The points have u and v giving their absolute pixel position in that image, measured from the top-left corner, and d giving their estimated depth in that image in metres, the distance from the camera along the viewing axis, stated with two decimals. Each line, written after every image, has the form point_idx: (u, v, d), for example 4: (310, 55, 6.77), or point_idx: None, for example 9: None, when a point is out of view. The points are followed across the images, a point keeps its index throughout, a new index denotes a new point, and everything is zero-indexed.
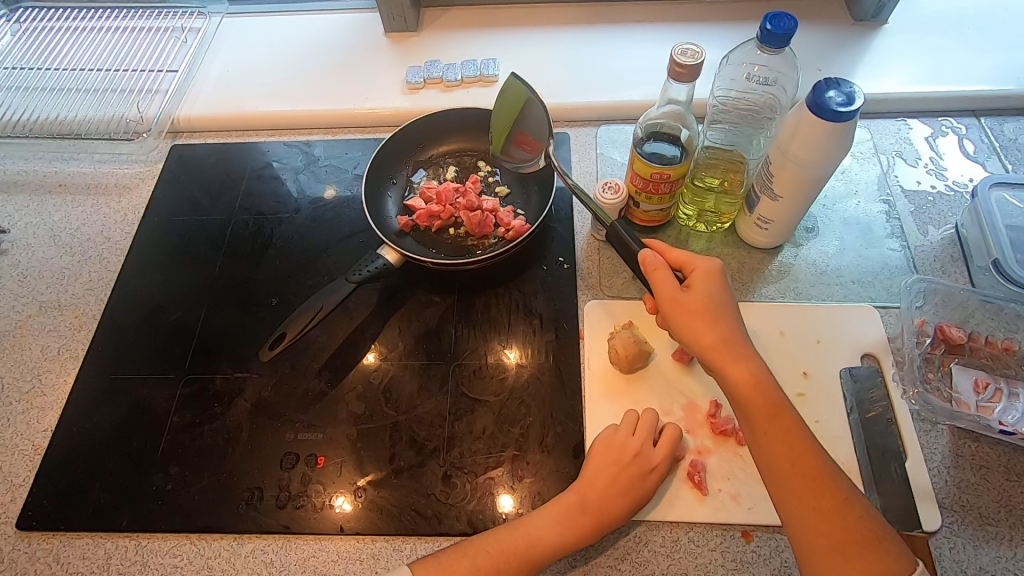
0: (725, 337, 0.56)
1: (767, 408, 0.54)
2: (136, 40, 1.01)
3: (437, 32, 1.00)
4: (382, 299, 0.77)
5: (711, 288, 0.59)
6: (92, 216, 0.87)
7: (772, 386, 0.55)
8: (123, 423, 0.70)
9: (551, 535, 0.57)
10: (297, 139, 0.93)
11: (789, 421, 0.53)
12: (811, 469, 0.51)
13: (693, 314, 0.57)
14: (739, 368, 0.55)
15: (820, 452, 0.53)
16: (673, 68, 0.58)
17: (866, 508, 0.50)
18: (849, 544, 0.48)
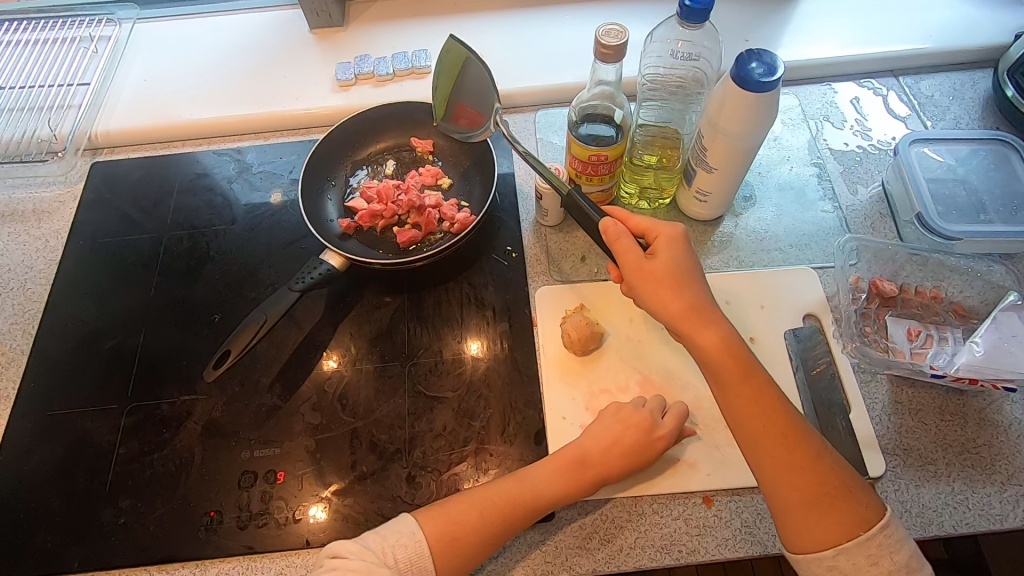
0: (692, 304, 0.57)
1: (739, 372, 0.55)
2: (39, 53, 0.94)
3: (365, 26, 0.97)
4: (331, 304, 0.75)
5: (674, 254, 0.59)
6: (9, 245, 0.82)
7: (741, 347, 0.56)
8: (63, 460, 0.67)
9: (551, 489, 0.58)
10: (227, 147, 0.89)
11: (761, 383, 0.55)
12: (784, 428, 0.53)
13: (662, 282, 0.58)
14: (710, 334, 0.56)
15: (792, 409, 0.55)
16: (600, 50, 0.58)
17: (835, 459, 0.53)
18: (821, 495, 0.51)
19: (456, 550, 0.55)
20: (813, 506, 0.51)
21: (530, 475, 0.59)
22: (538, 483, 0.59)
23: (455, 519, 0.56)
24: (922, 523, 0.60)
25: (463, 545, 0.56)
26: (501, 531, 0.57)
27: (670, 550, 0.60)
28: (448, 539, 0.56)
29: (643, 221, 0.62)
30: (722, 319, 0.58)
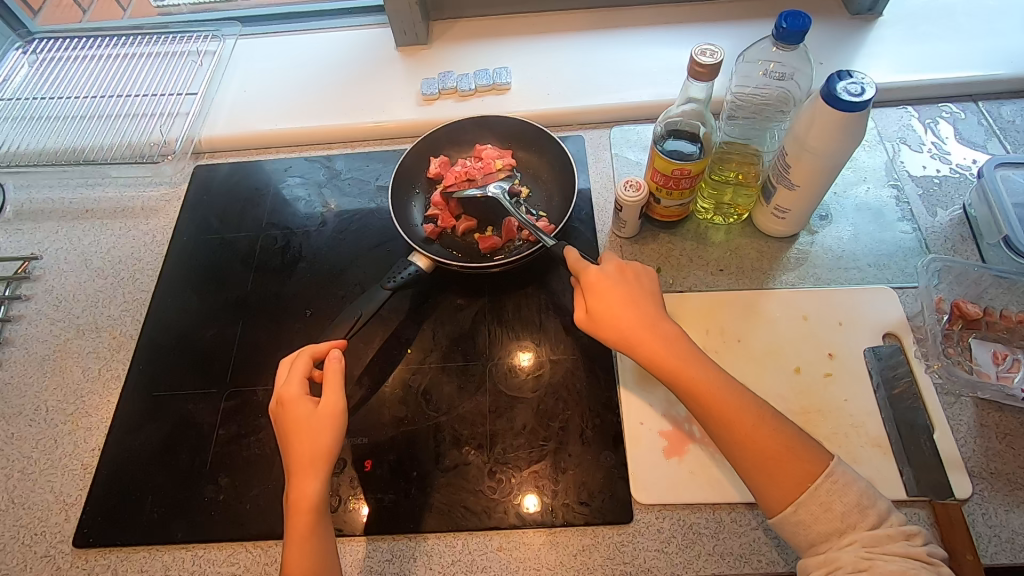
0: (639, 321, 0.58)
1: (680, 365, 0.56)
2: (153, 66, 1.03)
3: (448, 44, 1.03)
4: (414, 305, 0.79)
5: (618, 277, 0.61)
6: (121, 239, 0.89)
7: (683, 340, 0.58)
8: (168, 438, 0.72)
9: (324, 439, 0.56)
10: (318, 154, 0.95)
11: (712, 375, 0.55)
12: (734, 408, 0.53)
13: (611, 298, 0.60)
14: (647, 335, 0.58)
15: (731, 381, 0.55)
16: (694, 68, 0.61)
17: (784, 423, 0.53)
18: (779, 458, 0.51)
19: (307, 530, 0.54)
20: (770, 466, 0.51)
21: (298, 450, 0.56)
22: (303, 419, 0.57)
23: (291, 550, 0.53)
24: (1013, 549, 0.59)
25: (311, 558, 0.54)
26: (323, 540, 0.55)
27: (750, 559, 0.60)
28: (296, 538, 0.54)
29: (575, 250, 0.65)
30: (665, 317, 0.60)
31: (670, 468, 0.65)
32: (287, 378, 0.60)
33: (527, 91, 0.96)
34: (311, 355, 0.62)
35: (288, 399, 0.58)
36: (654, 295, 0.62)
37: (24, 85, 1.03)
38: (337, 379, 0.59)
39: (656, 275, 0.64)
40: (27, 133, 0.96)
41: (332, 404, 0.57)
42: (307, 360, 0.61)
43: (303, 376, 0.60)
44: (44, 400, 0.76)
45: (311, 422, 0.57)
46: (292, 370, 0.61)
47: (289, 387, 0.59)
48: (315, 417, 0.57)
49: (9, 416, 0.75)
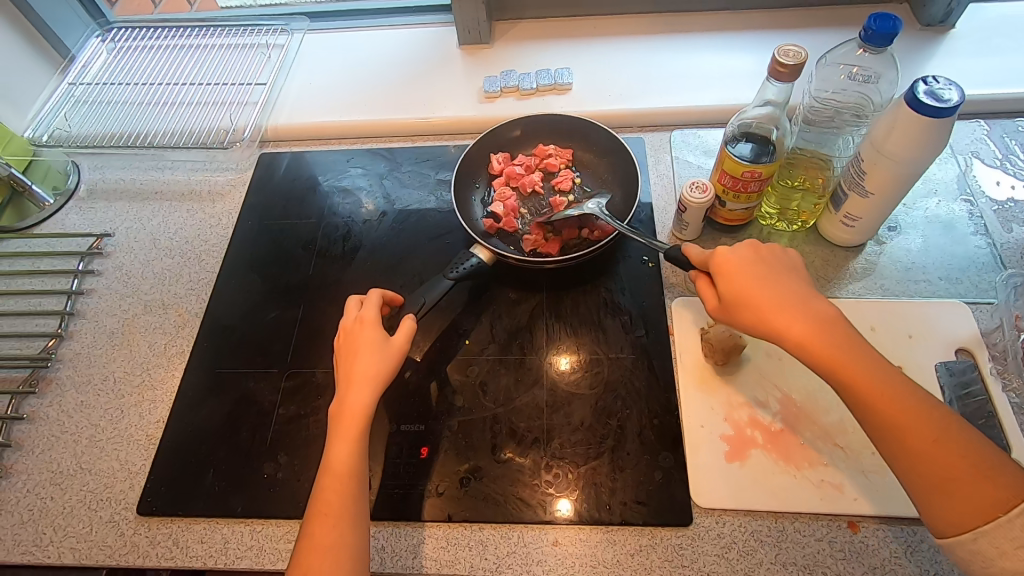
0: (808, 321, 0.52)
1: (840, 361, 0.51)
2: (226, 58, 1.07)
3: (510, 44, 1.05)
4: (472, 296, 0.79)
5: (786, 277, 0.56)
6: (188, 221, 0.92)
7: (847, 330, 0.52)
8: (230, 414, 0.73)
9: (368, 393, 0.56)
10: (380, 147, 0.97)
11: (880, 375, 0.50)
12: (915, 418, 0.48)
13: (755, 282, 0.55)
14: (800, 323, 0.52)
15: (900, 376, 0.51)
16: (775, 68, 0.60)
17: (967, 434, 0.48)
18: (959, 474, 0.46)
19: (343, 483, 0.54)
20: (945, 487, 0.47)
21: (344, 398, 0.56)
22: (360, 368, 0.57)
23: (327, 488, 0.54)
24: None
25: (346, 502, 0.53)
26: (358, 493, 0.54)
27: (813, 571, 0.59)
28: (331, 483, 0.54)
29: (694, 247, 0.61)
30: (820, 302, 0.54)
31: (731, 472, 0.64)
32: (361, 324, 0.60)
33: (588, 92, 0.97)
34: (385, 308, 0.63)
35: (363, 323, 0.60)
36: (797, 275, 0.56)
37: (102, 70, 1.07)
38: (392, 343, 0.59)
39: (795, 253, 0.59)
40: (104, 116, 1.00)
41: (387, 364, 0.58)
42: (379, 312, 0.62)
43: (375, 325, 0.60)
44: (112, 371, 0.78)
45: (365, 372, 0.57)
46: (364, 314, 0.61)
47: (362, 328, 0.60)
48: (368, 371, 0.57)
49: (79, 385, 0.78)
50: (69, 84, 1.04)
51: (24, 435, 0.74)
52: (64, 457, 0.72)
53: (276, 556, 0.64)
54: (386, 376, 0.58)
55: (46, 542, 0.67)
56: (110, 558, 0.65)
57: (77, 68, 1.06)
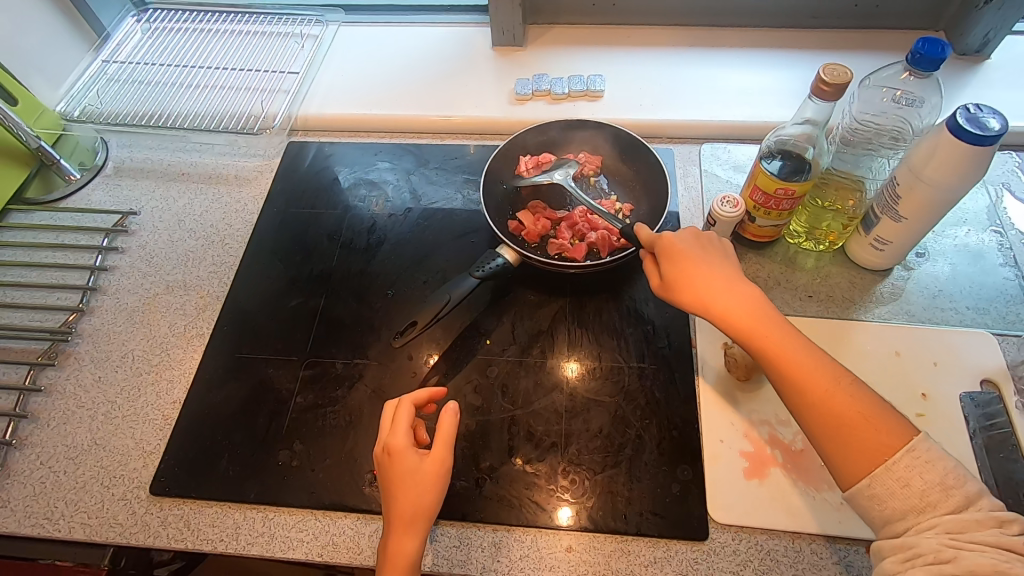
0: (736, 294, 0.56)
1: (754, 327, 0.54)
2: (259, 45, 1.07)
3: (543, 48, 1.05)
4: (495, 297, 0.79)
5: (688, 249, 0.59)
6: (214, 204, 0.92)
7: (765, 302, 0.55)
8: (247, 399, 0.73)
9: (433, 489, 0.55)
10: (408, 142, 0.97)
11: (799, 347, 0.52)
12: (817, 375, 0.51)
13: (685, 259, 0.59)
14: (725, 295, 0.56)
15: (810, 343, 0.53)
16: (818, 85, 0.60)
17: (869, 395, 0.50)
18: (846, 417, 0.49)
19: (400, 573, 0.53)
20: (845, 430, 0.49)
21: (408, 489, 0.55)
22: (410, 475, 0.55)
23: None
24: None
25: None
26: None
27: None
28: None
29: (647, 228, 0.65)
30: (741, 278, 0.57)
31: (749, 490, 0.63)
32: (392, 429, 0.57)
33: (619, 101, 0.97)
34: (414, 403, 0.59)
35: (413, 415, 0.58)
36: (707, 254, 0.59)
37: (136, 50, 1.07)
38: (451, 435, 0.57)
39: (728, 240, 0.62)
40: (136, 95, 1.01)
41: (441, 458, 0.56)
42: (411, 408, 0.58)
43: (407, 427, 0.57)
44: (131, 349, 0.78)
45: (420, 479, 0.55)
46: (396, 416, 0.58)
47: (395, 436, 0.57)
48: (419, 477, 0.55)
49: (97, 361, 0.78)
50: (103, 61, 1.04)
51: (40, 407, 0.74)
52: (78, 432, 0.72)
53: (287, 544, 0.64)
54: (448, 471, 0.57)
55: (56, 516, 0.67)
56: (120, 536, 0.65)
57: (111, 46, 1.06)
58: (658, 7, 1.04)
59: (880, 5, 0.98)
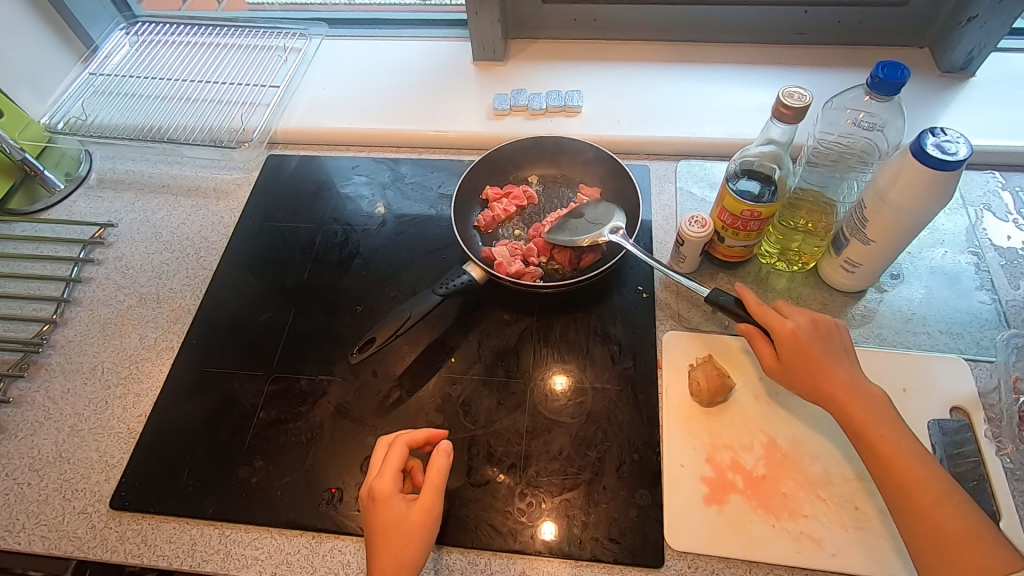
0: (853, 387, 0.57)
1: (869, 422, 0.55)
2: (244, 59, 1.09)
3: (524, 63, 1.05)
4: (462, 313, 0.79)
5: (831, 337, 0.60)
6: (192, 216, 0.93)
7: (886, 403, 0.56)
8: (212, 414, 0.74)
9: (416, 538, 0.55)
10: (385, 156, 0.98)
11: (902, 442, 0.54)
12: (929, 489, 0.51)
13: (807, 347, 0.60)
14: (840, 386, 0.57)
15: (921, 448, 0.54)
16: (779, 109, 0.60)
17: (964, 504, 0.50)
18: (954, 537, 0.48)
19: None
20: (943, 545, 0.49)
21: (392, 536, 0.55)
22: (396, 522, 0.56)
23: None
24: None
25: None
26: None
27: None
28: None
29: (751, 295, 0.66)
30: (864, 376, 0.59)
31: (707, 516, 0.62)
32: (380, 472, 0.59)
33: (597, 116, 0.96)
34: (407, 444, 0.60)
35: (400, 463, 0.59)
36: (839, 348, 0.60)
37: (123, 63, 1.09)
38: (437, 483, 0.58)
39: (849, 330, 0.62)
40: (119, 107, 1.02)
41: (427, 505, 0.57)
42: (402, 449, 0.59)
43: (395, 472, 0.58)
44: (101, 361, 0.79)
45: (406, 527, 0.55)
46: (387, 458, 0.60)
47: (381, 481, 0.58)
48: (405, 524, 0.56)
49: (67, 373, 0.78)
50: (89, 74, 1.06)
51: (9, 418, 0.75)
52: (44, 443, 0.73)
53: (242, 562, 0.64)
54: (435, 517, 0.57)
55: (17, 528, 0.67)
56: (79, 550, 0.65)
57: (99, 59, 1.07)
58: (639, 22, 1.03)
59: (862, 20, 0.97)
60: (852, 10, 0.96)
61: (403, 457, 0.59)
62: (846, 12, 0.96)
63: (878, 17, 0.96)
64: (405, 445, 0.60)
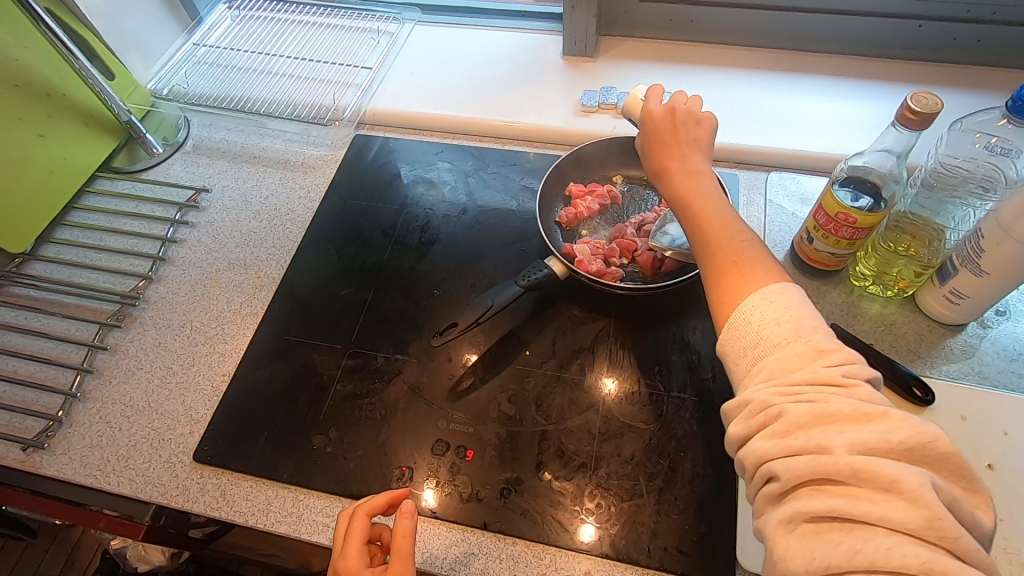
0: (693, 177, 0.58)
1: (700, 214, 0.56)
2: (336, 39, 1.11)
3: (615, 61, 1.04)
4: (539, 307, 0.79)
5: (651, 144, 0.61)
6: (280, 188, 0.96)
7: (705, 187, 0.58)
8: (292, 381, 0.76)
9: None
10: (470, 144, 0.98)
11: (712, 217, 0.56)
12: (729, 249, 0.53)
13: (666, 140, 0.61)
14: (683, 183, 0.58)
15: (730, 212, 0.56)
16: (903, 113, 0.56)
17: (755, 249, 0.53)
18: (739, 314, 0.49)
19: None
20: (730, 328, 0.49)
21: None
22: None
23: None
24: None
25: None
26: None
27: None
28: None
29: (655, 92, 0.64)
30: (695, 158, 0.60)
31: None
32: (344, 551, 0.55)
33: None
34: (368, 515, 0.57)
35: (359, 541, 0.56)
36: (710, 170, 0.60)
37: (224, 35, 1.12)
38: (404, 549, 0.54)
39: (708, 123, 0.61)
40: (218, 77, 1.05)
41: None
42: (364, 520, 0.57)
43: (359, 547, 0.55)
44: (190, 320, 0.83)
45: None
46: (349, 533, 0.56)
47: (346, 561, 0.54)
48: None
49: (159, 328, 0.82)
50: (193, 43, 1.09)
51: (104, 365, 0.79)
52: (135, 392, 0.77)
53: (313, 528, 0.66)
54: None
55: (107, 469, 0.71)
56: (161, 496, 0.69)
57: (202, 30, 1.11)
58: (739, 27, 1.01)
59: (981, 39, 0.92)
60: (972, 27, 0.91)
61: (362, 532, 0.56)
62: (964, 29, 0.91)
63: (1000, 36, 0.91)
64: (364, 517, 0.57)
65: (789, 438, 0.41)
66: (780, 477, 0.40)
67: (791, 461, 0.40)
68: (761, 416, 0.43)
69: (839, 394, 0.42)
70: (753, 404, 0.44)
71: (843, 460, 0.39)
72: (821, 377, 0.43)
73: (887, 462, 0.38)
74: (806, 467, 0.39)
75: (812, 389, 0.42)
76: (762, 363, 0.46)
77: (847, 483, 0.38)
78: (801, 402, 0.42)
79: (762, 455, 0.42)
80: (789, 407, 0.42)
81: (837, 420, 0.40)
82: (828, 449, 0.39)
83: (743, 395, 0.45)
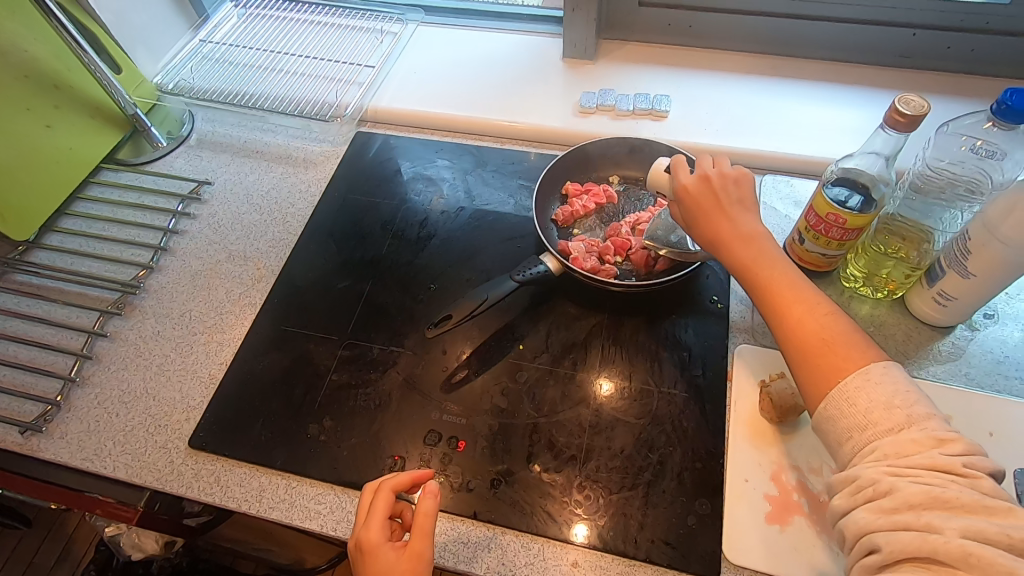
0: (751, 244, 0.60)
1: (769, 285, 0.57)
2: (341, 38, 1.13)
3: (613, 64, 1.06)
4: (534, 303, 0.80)
5: (700, 213, 0.63)
6: (282, 183, 0.97)
7: (765, 253, 0.59)
8: (288, 370, 0.77)
9: None
10: (469, 142, 1.00)
11: (785, 288, 0.57)
12: (811, 322, 0.54)
13: (713, 208, 0.62)
14: (743, 252, 0.60)
15: (798, 277, 0.57)
16: (892, 115, 0.57)
17: (841, 323, 0.53)
18: (847, 397, 0.49)
19: None
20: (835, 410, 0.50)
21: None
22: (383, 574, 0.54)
23: None
24: None
25: None
26: None
27: None
28: None
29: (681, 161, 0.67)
30: (747, 221, 0.62)
31: (769, 534, 0.61)
32: (366, 521, 0.56)
33: (684, 122, 0.96)
34: (394, 490, 0.58)
35: (384, 514, 0.56)
36: (765, 230, 0.61)
37: (230, 32, 1.14)
38: (426, 530, 0.55)
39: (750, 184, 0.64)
40: (224, 73, 1.07)
41: (417, 552, 0.54)
42: (389, 495, 0.57)
43: (383, 520, 0.56)
44: (189, 309, 0.84)
45: None
46: (373, 506, 0.57)
47: (368, 531, 0.56)
48: None
49: (158, 316, 0.83)
50: (199, 40, 1.11)
51: (104, 351, 0.80)
52: (133, 379, 0.78)
53: (306, 514, 0.66)
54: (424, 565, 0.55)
55: (104, 453, 0.72)
56: (157, 481, 0.70)
57: (209, 27, 1.13)
58: (736, 32, 1.02)
59: (975, 49, 0.94)
60: (964, 36, 0.92)
61: (388, 506, 0.57)
62: (958, 38, 0.93)
63: (992, 46, 0.93)
64: (389, 492, 0.58)
65: (897, 514, 0.43)
66: (883, 550, 0.42)
67: (894, 535, 0.42)
68: (867, 491, 0.45)
69: (960, 482, 0.43)
70: (859, 479, 0.45)
71: (952, 542, 0.40)
72: (939, 463, 0.43)
73: (1002, 553, 0.39)
74: (911, 542, 0.41)
75: (929, 474, 0.43)
76: (874, 444, 0.47)
77: (956, 566, 0.40)
78: (914, 483, 0.43)
79: (865, 525, 0.44)
80: (899, 485, 0.43)
81: (952, 506, 0.42)
82: (937, 529, 0.41)
83: (849, 470, 0.47)
